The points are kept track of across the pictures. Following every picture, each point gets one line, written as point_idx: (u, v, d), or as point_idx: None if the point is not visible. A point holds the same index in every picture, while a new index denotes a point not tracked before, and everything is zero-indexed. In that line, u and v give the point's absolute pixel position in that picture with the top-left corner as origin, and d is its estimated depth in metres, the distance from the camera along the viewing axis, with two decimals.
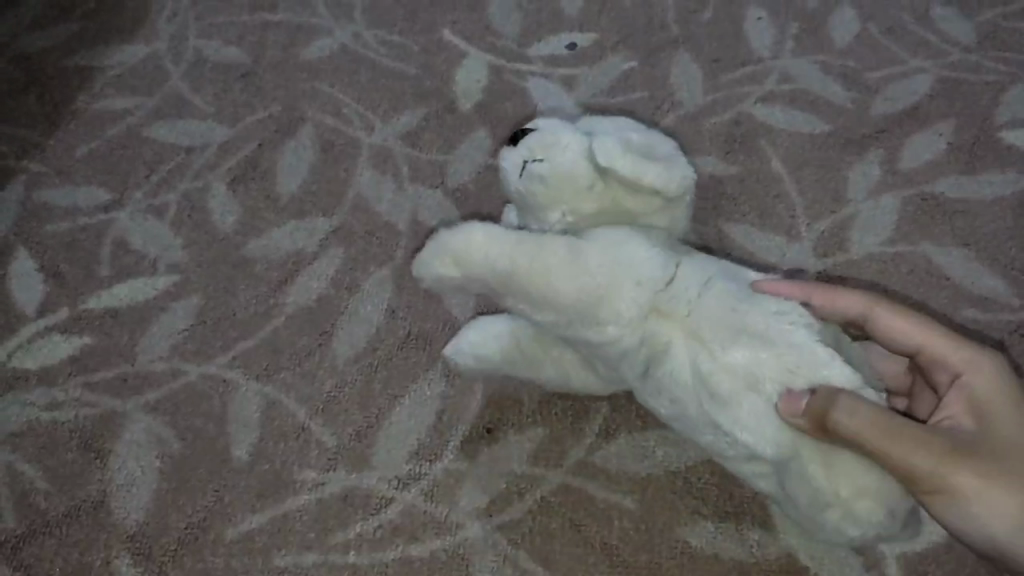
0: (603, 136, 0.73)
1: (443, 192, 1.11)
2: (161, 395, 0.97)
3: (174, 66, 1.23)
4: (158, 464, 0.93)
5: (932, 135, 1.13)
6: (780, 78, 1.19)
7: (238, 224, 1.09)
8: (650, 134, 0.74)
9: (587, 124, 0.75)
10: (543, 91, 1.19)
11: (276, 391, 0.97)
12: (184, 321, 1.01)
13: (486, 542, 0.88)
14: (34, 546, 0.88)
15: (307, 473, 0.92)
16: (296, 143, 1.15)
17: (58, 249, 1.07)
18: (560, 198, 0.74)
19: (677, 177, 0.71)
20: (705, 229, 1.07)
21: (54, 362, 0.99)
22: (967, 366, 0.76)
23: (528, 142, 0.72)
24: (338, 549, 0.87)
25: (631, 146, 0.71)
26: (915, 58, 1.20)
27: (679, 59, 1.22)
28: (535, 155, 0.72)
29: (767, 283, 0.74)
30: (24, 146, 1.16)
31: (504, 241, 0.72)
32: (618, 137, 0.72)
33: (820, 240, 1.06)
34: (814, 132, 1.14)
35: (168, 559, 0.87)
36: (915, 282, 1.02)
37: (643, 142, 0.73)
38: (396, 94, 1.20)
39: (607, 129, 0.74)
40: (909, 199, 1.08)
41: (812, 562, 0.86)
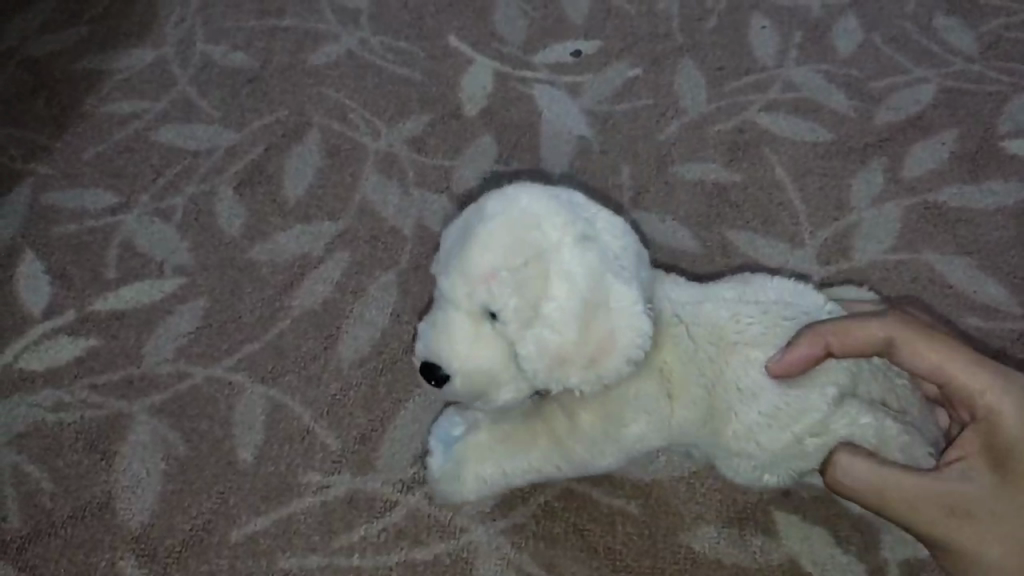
0: (537, 313, 0.66)
1: (448, 198, 1.12)
2: (167, 397, 0.97)
3: (182, 70, 1.24)
4: (164, 466, 0.93)
5: (935, 144, 1.14)
6: (784, 87, 1.20)
7: (244, 228, 1.09)
8: (590, 275, 0.66)
9: (512, 289, 0.66)
10: (548, 98, 1.20)
11: (282, 394, 0.97)
12: (190, 324, 1.02)
13: (490, 546, 0.88)
14: (40, 547, 0.88)
15: (312, 476, 0.92)
16: (303, 147, 1.16)
17: (65, 251, 1.08)
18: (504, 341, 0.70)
19: (630, 346, 0.67)
20: (709, 235, 1.07)
21: (61, 363, 0.99)
22: (993, 404, 0.73)
23: (463, 340, 0.69)
24: (343, 551, 0.88)
25: (574, 336, 0.66)
26: (918, 67, 1.21)
27: (684, 67, 1.23)
28: (481, 367, 0.70)
29: (781, 361, 0.72)
30: (32, 148, 1.17)
31: (470, 367, 0.70)
32: (536, 251, 0.66)
33: (824, 247, 1.06)
34: (817, 140, 1.15)
35: (173, 561, 0.88)
36: (918, 289, 1.03)
37: (583, 305, 0.65)
38: (402, 99, 1.21)
39: (536, 276, 0.66)
40: (912, 207, 1.09)
41: (815, 568, 0.87)
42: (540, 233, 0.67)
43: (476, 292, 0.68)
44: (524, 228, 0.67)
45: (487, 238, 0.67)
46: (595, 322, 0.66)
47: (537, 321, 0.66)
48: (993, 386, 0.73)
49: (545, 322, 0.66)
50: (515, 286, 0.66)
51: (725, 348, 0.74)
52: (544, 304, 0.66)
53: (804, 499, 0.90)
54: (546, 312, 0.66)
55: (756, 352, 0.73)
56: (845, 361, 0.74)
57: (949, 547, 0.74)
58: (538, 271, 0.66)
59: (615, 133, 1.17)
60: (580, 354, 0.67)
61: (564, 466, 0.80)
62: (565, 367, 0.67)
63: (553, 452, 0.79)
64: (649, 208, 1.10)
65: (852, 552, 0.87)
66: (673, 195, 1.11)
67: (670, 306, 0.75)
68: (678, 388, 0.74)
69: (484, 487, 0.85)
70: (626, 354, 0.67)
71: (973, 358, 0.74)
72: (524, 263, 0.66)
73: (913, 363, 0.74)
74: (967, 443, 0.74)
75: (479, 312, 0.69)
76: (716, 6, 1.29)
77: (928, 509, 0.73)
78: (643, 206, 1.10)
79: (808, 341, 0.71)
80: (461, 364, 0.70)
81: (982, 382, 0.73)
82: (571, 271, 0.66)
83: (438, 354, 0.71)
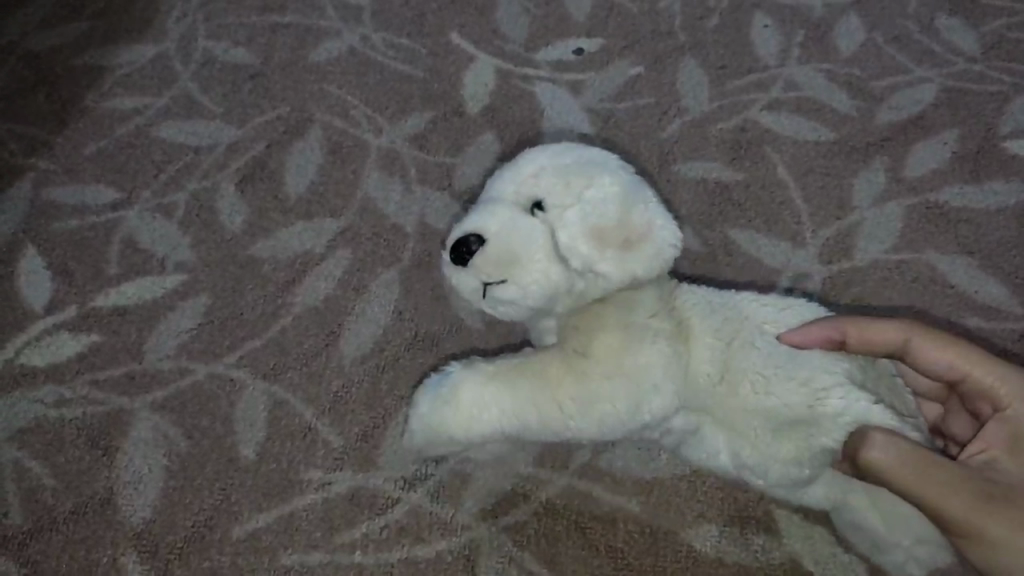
0: (580, 199, 0.73)
1: (450, 195, 1.12)
2: (168, 394, 0.97)
3: (183, 67, 1.24)
4: (165, 463, 0.93)
5: (936, 144, 1.14)
6: (786, 86, 1.20)
7: (245, 224, 1.09)
8: (631, 183, 0.74)
9: (558, 179, 0.74)
10: (550, 96, 1.20)
11: (283, 391, 0.97)
12: (192, 320, 1.02)
13: (491, 544, 0.88)
14: (41, 543, 0.88)
15: (314, 473, 0.92)
16: (305, 144, 1.16)
17: (66, 247, 1.08)
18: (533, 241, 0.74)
19: (663, 240, 0.73)
20: (711, 234, 1.07)
21: (62, 360, 0.99)
22: (1010, 399, 0.76)
23: (503, 220, 0.74)
24: (344, 549, 0.88)
25: (614, 219, 0.72)
26: (920, 67, 1.21)
27: (686, 65, 1.23)
28: (518, 241, 0.73)
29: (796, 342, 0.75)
30: (33, 143, 1.16)
31: (495, 253, 0.73)
32: (591, 163, 0.76)
33: (825, 246, 1.06)
34: (819, 139, 1.15)
35: (175, 557, 0.88)
36: (919, 289, 1.03)
37: (624, 194, 0.73)
38: (404, 96, 1.21)
39: (583, 175, 0.74)
40: (913, 207, 1.09)
41: (816, 568, 0.87)
42: (583, 153, 0.77)
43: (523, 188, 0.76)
44: (569, 152, 0.77)
45: (541, 153, 0.78)
46: (634, 211, 0.72)
47: (580, 206, 0.72)
48: (1008, 382, 0.76)
49: (589, 203, 0.72)
50: (561, 181, 0.74)
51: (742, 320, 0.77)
52: (587, 190, 0.73)
53: None
54: (590, 195, 0.72)
55: (770, 325, 0.77)
56: (859, 357, 0.77)
57: (981, 536, 0.67)
58: (588, 171, 0.74)
59: (617, 131, 1.17)
60: (619, 235, 0.72)
61: (560, 434, 0.78)
62: (603, 245, 0.72)
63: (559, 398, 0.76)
64: None
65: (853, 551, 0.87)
66: (675, 194, 1.11)
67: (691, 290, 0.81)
68: (694, 339, 0.77)
69: (475, 429, 0.80)
70: (655, 251, 0.73)
71: (985, 357, 0.78)
72: (577, 170, 0.75)
73: (929, 362, 0.77)
74: (989, 435, 0.74)
75: (524, 205, 0.75)
76: (718, 4, 1.29)
77: (961, 492, 0.68)
78: None
79: (826, 324, 0.74)
80: (497, 239, 0.73)
81: (996, 378, 0.76)
82: (616, 175, 0.74)
83: (477, 228, 0.74)
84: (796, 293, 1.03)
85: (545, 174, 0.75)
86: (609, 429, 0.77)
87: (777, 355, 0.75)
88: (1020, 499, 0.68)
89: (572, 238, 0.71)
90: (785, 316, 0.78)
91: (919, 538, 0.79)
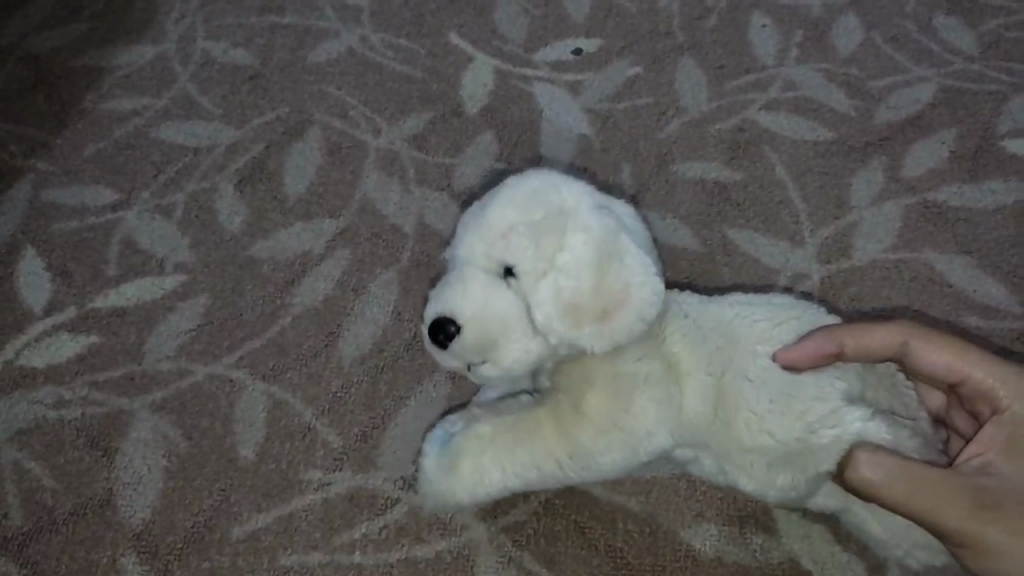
0: (552, 265, 0.67)
1: (449, 196, 1.12)
2: (168, 394, 0.97)
3: (182, 67, 1.24)
4: (165, 463, 0.93)
5: (935, 143, 1.14)
6: (784, 85, 1.20)
7: (244, 225, 1.09)
8: (607, 232, 0.67)
9: (528, 240, 0.68)
10: (549, 96, 1.20)
11: (283, 392, 0.97)
12: (191, 321, 1.02)
13: (490, 544, 0.88)
14: (41, 544, 0.88)
15: (313, 473, 0.92)
16: (303, 145, 1.16)
17: (65, 248, 1.08)
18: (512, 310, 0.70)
19: (646, 299, 0.67)
20: (709, 234, 1.08)
21: (61, 361, 0.99)
22: (1009, 399, 0.76)
23: (478, 296, 0.70)
24: (344, 549, 0.88)
25: (588, 286, 0.66)
26: (918, 66, 1.21)
27: (684, 65, 1.23)
28: (494, 321, 0.70)
29: (795, 354, 0.73)
30: (32, 145, 1.16)
31: (475, 335, 0.70)
32: (562, 214, 0.69)
33: (824, 246, 1.06)
34: (817, 139, 1.15)
35: (174, 558, 0.88)
36: (918, 288, 1.03)
37: (596, 256, 0.66)
38: (403, 97, 1.21)
39: (552, 231, 0.68)
40: (912, 207, 1.09)
41: (815, 567, 0.87)
42: (556, 190, 0.71)
43: (492, 247, 0.70)
44: (540, 192, 0.71)
45: (508, 199, 0.71)
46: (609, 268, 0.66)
47: (550, 274, 0.67)
48: (1007, 382, 0.77)
49: (559, 272, 0.66)
50: (531, 238, 0.68)
51: (736, 342, 0.75)
52: (557, 254, 0.67)
53: None
54: (560, 257, 0.67)
55: (763, 345, 0.74)
56: (859, 364, 0.76)
57: (975, 545, 0.69)
58: (558, 227, 0.68)
59: (615, 131, 1.17)
60: (595, 303, 0.66)
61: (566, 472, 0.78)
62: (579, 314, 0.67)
63: (555, 448, 0.76)
64: (648, 206, 1.10)
65: (852, 550, 0.88)
66: (673, 193, 1.11)
67: (679, 308, 0.77)
68: (689, 374, 0.74)
69: (482, 486, 0.81)
70: (638, 312, 0.67)
71: (985, 357, 0.78)
72: (545, 227, 0.68)
73: (929, 362, 0.77)
74: (989, 435, 0.75)
75: (495, 270, 0.70)
76: (717, 4, 1.29)
77: (954, 503, 0.69)
78: (643, 205, 1.10)
79: (824, 335, 0.73)
80: (471, 316, 0.70)
81: (996, 379, 0.77)
82: (588, 223, 0.67)
83: (450, 309, 0.71)
84: (794, 292, 1.03)
85: (513, 232, 0.69)
86: (610, 469, 0.77)
87: (774, 378, 0.72)
88: (1011, 504, 0.70)
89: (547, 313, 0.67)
90: (780, 332, 0.75)
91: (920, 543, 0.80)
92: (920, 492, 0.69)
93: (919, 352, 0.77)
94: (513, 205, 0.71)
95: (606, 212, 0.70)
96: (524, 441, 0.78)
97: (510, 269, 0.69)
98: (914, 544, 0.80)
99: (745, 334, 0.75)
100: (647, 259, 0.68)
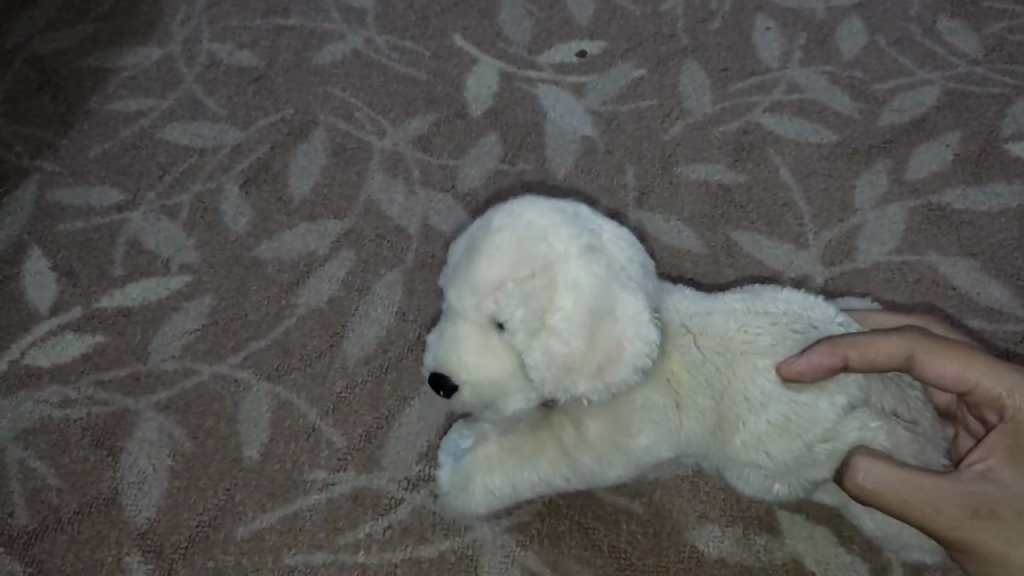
0: (544, 324, 0.66)
1: (453, 197, 1.12)
2: (172, 394, 0.97)
3: (187, 69, 1.24)
4: (169, 463, 0.93)
5: (938, 146, 1.14)
6: (788, 88, 1.20)
7: (249, 226, 1.10)
8: (598, 282, 0.66)
9: (517, 298, 0.66)
10: (552, 98, 1.20)
11: (287, 392, 0.97)
12: (195, 322, 1.02)
13: (495, 544, 0.88)
14: (46, 542, 0.89)
15: (317, 473, 0.92)
16: (308, 146, 1.16)
17: (71, 248, 1.08)
18: (506, 361, 0.70)
19: (640, 351, 0.67)
20: (713, 236, 1.08)
21: (67, 360, 1.00)
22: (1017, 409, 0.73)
23: (472, 352, 0.69)
24: (347, 549, 0.88)
25: (581, 346, 0.66)
26: (922, 69, 1.21)
27: (688, 68, 1.23)
28: (488, 379, 0.70)
29: (795, 367, 0.71)
30: (38, 145, 1.17)
31: (473, 387, 0.71)
32: (549, 261, 0.67)
33: (827, 248, 1.06)
34: (821, 142, 1.15)
35: (179, 557, 0.88)
36: (921, 291, 1.03)
37: (589, 315, 0.66)
38: (407, 98, 1.21)
39: (541, 290, 0.66)
40: (915, 209, 1.09)
41: (818, 568, 0.87)
42: (546, 227, 0.68)
43: (482, 302, 0.68)
44: (530, 230, 0.68)
45: (494, 247, 0.68)
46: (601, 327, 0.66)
47: (543, 340, 0.66)
48: (1017, 390, 0.73)
49: (552, 335, 0.66)
50: (521, 298, 0.66)
51: (735, 357, 0.73)
52: (549, 317, 0.66)
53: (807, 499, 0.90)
54: (551, 321, 0.66)
55: (765, 359, 0.73)
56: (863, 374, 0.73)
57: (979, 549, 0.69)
58: (547, 277, 0.66)
59: (619, 133, 1.17)
60: (589, 367, 0.67)
61: (571, 478, 0.80)
62: (574, 379, 0.67)
63: (562, 463, 0.79)
64: (652, 208, 1.10)
65: (855, 552, 0.88)
66: (677, 196, 1.11)
67: (679, 319, 0.75)
68: (688, 397, 0.74)
69: (496, 499, 0.84)
70: (633, 365, 0.67)
71: (996, 364, 0.74)
72: (533, 277, 0.67)
73: (937, 372, 0.73)
74: (991, 444, 0.73)
75: (485, 320, 0.69)
76: (721, 7, 1.30)
77: (952, 509, 0.69)
78: (647, 207, 1.10)
79: (827, 350, 0.70)
80: (470, 373, 0.70)
81: (1007, 386, 0.73)
82: (577, 278, 0.66)
83: (443, 363, 0.71)
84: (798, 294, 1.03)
85: (502, 282, 0.67)
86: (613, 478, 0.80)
87: (776, 398, 0.72)
88: (1010, 509, 0.69)
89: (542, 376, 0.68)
90: (782, 347, 0.73)
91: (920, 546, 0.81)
92: (921, 499, 0.69)
93: (928, 362, 0.73)
94: (497, 244, 0.68)
95: (596, 246, 0.68)
96: (529, 454, 0.81)
97: (500, 320, 0.68)
98: (911, 545, 0.81)
99: (744, 347, 0.73)
100: (641, 307, 0.67)
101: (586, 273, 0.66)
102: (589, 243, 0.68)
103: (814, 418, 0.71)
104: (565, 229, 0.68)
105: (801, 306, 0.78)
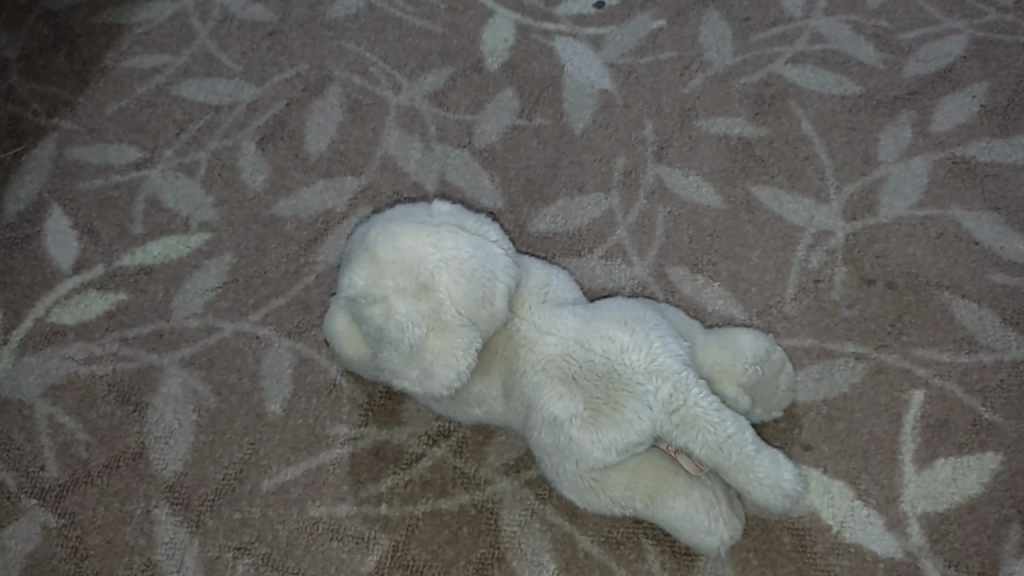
0: None
1: (471, 152, 1.11)
2: (196, 350, 0.99)
3: (200, 24, 1.22)
4: (195, 418, 0.95)
5: (965, 98, 1.12)
6: (811, 39, 1.17)
7: (267, 183, 1.09)
8: None
9: None
10: (570, 51, 1.18)
11: (309, 348, 0.98)
12: (217, 279, 1.03)
13: (515, 497, 0.90)
14: (78, 494, 0.92)
15: (339, 428, 0.94)
16: (324, 102, 1.16)
17: (91, 206, 1.09)
18: None
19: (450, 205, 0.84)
20: (732, 192, 1.07)
21: (92, 318, 1.01)
22: None
23: None
24: (371, 501, 0.90)
25: None
26: (949, 18, 1.18)
27: (709, 18, 1.20)
28: None
29: None
30: (55, 103, 1.17)
31: None
32: None
33: (849, 203, 1.05)
34: (844, 94, 1.13)
35: (206, 510, 0.90)
36: (944, 246, 1.02)
37: None
38: (423, 52, 1.19)
39: (375, 258, 0.77)
40: (940, 162, 1.07)
41: (834, 522, 0.88)
42: None
43: None
44: None
45: None
46: (429, 333, 0.75)
47: (357, 299, 0.78)
48: None
49: (366, 298, 0.77)
50: (358, 254, 0.79)
51: (612, 390, 0.75)
52: (360, 273, 0.78)
53: (824, 454, 0.91)
54: (362, 289, 0.78)
55: (529, 294, 0.81)
56: None
57: None
58: None
59: (638, 86, 1.15)
60: (395, 347, 0.76)
61: (436, 405, 0.87)
62: (387, 355, 0.77)
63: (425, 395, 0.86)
64: (672, 162, 1.09)
65: (871, 506, 0.88)
66: (696, 149, 1.10)
67: (538, 290, 0.81)
68: (520, 356, 0.78)
69: None
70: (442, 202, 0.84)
71: None
72: None
73: None
74: None
75: None
76: None
77: None
78: (666, 161, 1.09)
79: None
80: None
81: None
82: (415, 274, 0.76)
83: None
84: (818, 250, 1.02)
85: None
86: (472, 407, 0.84)
87: (574, 319, 0.79)
88: None
89: (363, 331, 0.79)
90: (532, 307, 0.80)
91: (766, 485, 0.72)
92: None
93: None
94: None
95: None
96: None
97: None
98: (775, 488, 0.72)
99: (627, 382, 0.75)
100: None
101: (430, 274, 0.76)
102: (453, 257, 0.76)
103: (612, 384, 0.75)
104: (441, 237, 0.77)
105: (632, 314, 0.81)
